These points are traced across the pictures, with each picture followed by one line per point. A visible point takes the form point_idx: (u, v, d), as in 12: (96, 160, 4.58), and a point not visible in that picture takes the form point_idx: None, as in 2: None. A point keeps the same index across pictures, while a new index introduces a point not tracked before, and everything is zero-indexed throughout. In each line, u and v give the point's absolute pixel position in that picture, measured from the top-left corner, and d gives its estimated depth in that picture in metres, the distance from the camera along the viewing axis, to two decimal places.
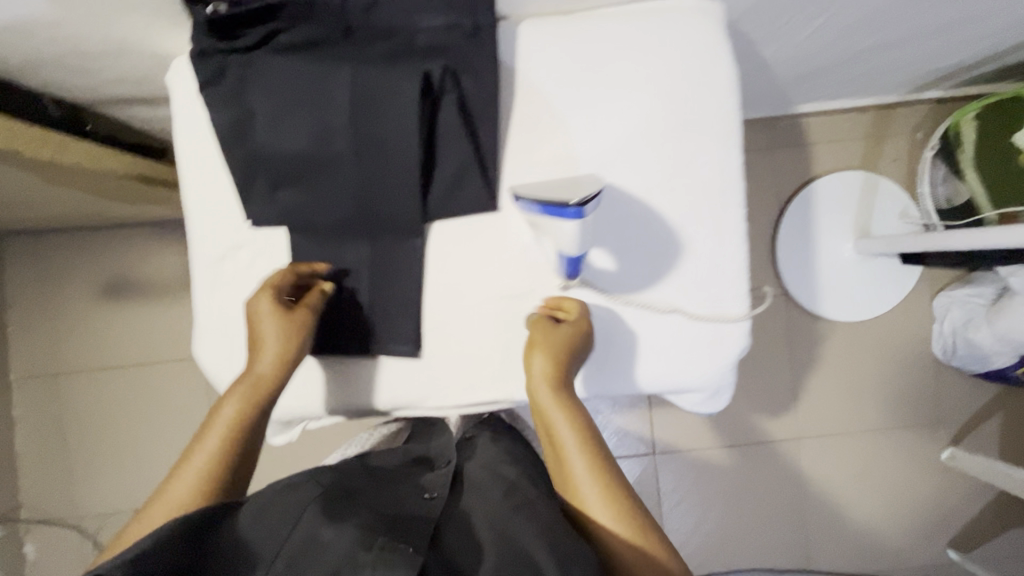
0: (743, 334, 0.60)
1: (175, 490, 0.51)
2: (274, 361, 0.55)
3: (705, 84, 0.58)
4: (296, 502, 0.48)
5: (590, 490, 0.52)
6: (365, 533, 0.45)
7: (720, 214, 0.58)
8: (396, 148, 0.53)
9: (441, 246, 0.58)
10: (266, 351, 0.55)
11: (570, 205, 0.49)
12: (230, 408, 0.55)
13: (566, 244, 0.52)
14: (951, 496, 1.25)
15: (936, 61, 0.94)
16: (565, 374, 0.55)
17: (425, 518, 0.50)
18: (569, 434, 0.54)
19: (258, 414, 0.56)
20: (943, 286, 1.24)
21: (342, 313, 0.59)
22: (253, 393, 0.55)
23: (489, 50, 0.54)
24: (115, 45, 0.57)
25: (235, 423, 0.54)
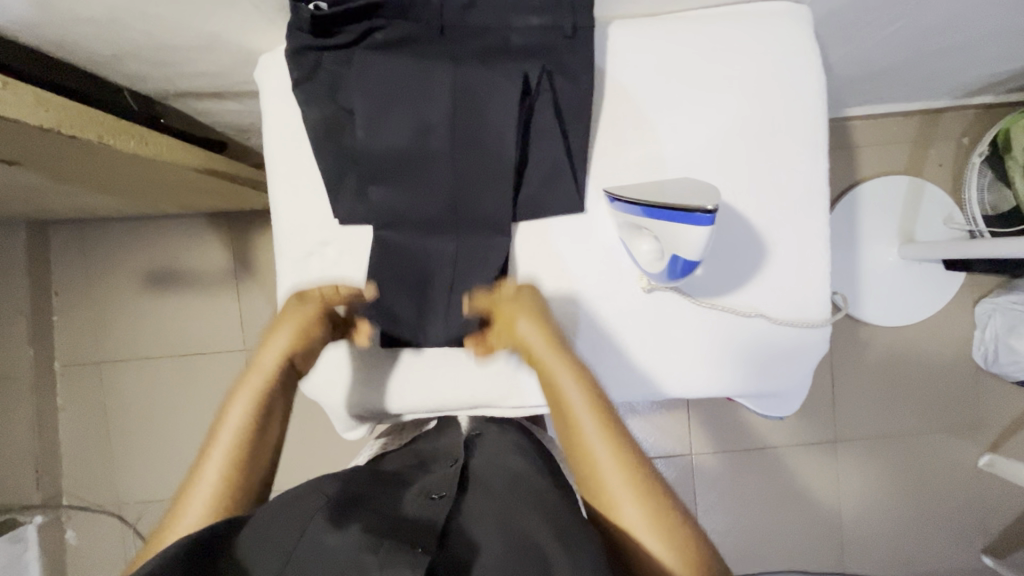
0: (822, 338, 0.60)
1: (187, 513, 0.49)
2: (285, 347, 0.56)
3: (795, 86, 0.58)
4: (300, 512, 0.48)
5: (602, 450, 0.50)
6: (372, 535, 0.45)
7: (806, 217, 0.59)
8: (492, 147, 0.55)
9: (527, 246, 0.59)
10: (278, 338, 0.56)
11: (707, 211, 0.48)
12: (237, 412, 0.53)
13: (685, 249, 0.51)
14: (987, 502, 1.26)
15: (996, 64, 0.94)
16: (559, 338, 0.55)
17: (432, 521, 0.49)
18: (576, 394, 0.52)
19: (267, 413, 0.54)
20: (985, 293, 1.24)
21: (424, 311, 0.59)
22: (263, 386, 0.55)
23: (585, 51, 0.54)
24: (203, 41, 0.57)
25: (244, 426, 0.52)
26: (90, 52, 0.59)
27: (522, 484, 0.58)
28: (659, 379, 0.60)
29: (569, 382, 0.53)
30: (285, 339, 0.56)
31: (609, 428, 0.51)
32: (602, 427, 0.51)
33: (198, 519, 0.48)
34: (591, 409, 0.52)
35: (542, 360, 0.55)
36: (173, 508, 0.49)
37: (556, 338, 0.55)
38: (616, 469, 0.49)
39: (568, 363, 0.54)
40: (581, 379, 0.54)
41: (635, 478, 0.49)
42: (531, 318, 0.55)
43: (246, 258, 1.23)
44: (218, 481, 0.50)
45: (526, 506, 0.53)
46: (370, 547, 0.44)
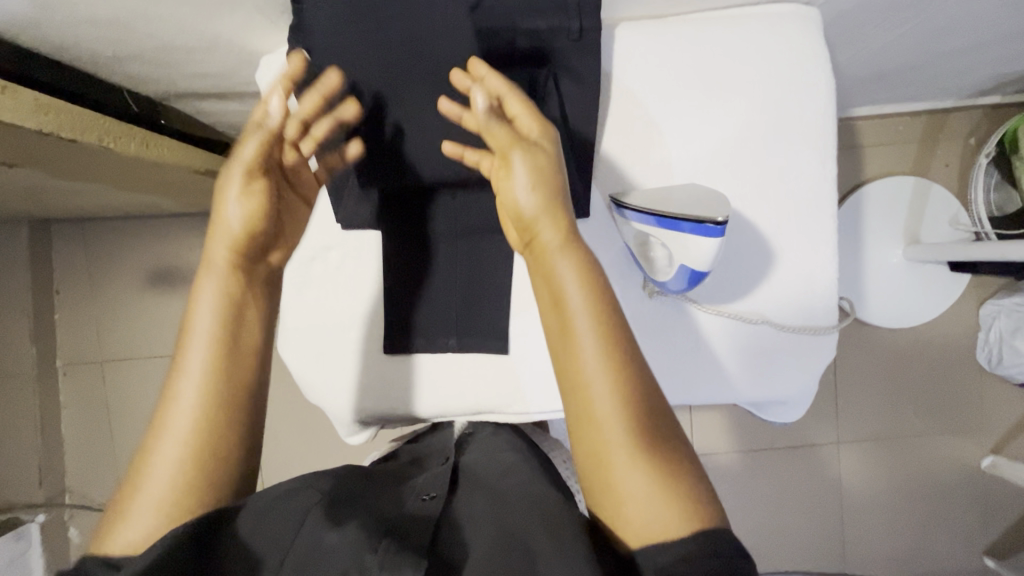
0: (830, 347, 0.59)
1: (176, 422, 0.43)
2: (247, 210, 0.46)
3: (804, 89, 0.57)
4: (297, 506, 0.46)
5: (600, 380, 0.41)
6: (371, 533, 0.43)
7: (814, 224, 0.58)
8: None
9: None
10: (231, 200, 0.46)
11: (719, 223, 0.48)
12: (208, 304, 0.45)
13: (696, 260, 0.50)
14: (990, 504, 1.26)
15: (1005, 65, 0.93)
16: (564, 214, 0.45)
17: (425, 518, 0.47)
18: (580, 300, 0.43)
19: (247, 302, 0.47)
20: (990, 295, 1.23)
21: (430, 316, 0.60)
22: (234, 272, 0.46)
23: (592, 54, 0.54)
24: (204, 42, 0.56)
25: (222, 318, 0.45)
26: (90, 53, 0.58)
27: (515, 478, 0.55)
28: (665, 385, 0.60)
29: (569, 272, 0.44)
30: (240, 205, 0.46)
31: (609, 334, 0.42)
32: (606, 347, 0.42)
33: (193, 432, 0.43)
34: (591, 319, 0.42)
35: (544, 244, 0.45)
36: (160, 422, 0.43)
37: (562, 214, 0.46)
38: (609, 384, 0.41)
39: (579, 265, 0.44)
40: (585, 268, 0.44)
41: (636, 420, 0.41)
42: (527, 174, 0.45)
43: None
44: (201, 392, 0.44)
45: (517, 502, 0.50)
46: (369, 547, 0.42)
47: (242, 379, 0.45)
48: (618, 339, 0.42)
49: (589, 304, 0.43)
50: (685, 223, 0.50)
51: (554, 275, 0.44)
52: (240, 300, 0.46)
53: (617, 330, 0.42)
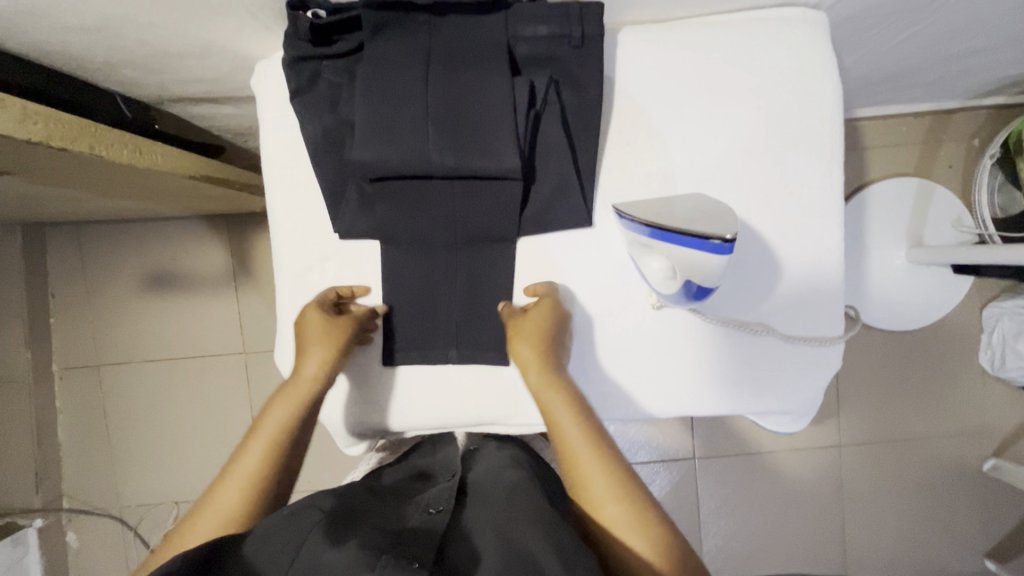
0: (835, 355, 0.59)
1: (220, 503, 0.51)
2: (319, 372, 0.54)
3: (810, 96, 0.56)
4: (296, 530, 0.47)
5: (595, 478, 0.51)
6: (368, 550, 0.44)
7: (820, 233, 0.57)
8: (495, 158, 0.51)
9: (536, 261, 0.58)
10: (309, 361, 0.54)
11: (723, 240, 0.46)
12: (277, 415, 0.54)
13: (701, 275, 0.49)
14: (992, 506, 1.25)
15: (1012, 66, 0.92)
16: (560, 366, 0.54)
17: (431, 533, 0.49)
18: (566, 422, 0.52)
19: (304, 422, 0.55)
20: (992, 297, 1.22)
21: (431, 327, 0.59)
22: (298, 403, 0.54)
23: (593, 61, 0.53)
24: (199, 48, 0.55)
25: (281, 430, 0.53)
26: (81, 59, 0.56)
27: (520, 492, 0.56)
28: (670, 398, 0.59)
29: (564, 414, 0.53)
30: (315, 364, 0.54)
31: (602, 455, 0.52)
32: (593, 451, 0.52)
33: (232, 504, 0.50)
34: (580, 433, 0.52)
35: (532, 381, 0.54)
36: (216, 484, 0.52)
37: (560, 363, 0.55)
38: (610, 494, 0.51)
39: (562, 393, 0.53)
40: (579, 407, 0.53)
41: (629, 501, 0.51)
42: (533, 344, 0.53)
43: (244, 260, 1.21)
44: (246, 486, 0.51)
45: (522, 510, 0.52)
46: (366, 563, 0.42)
47: (284, 480, 0.53)
48: (609, 458, 0.52)
49: (583, 436, 0.52)
50: (688, 241, 0.48)
51: (552, 416, 0.53)
52: (296, 424, 0.54)
53: (610, 452, 0.52)
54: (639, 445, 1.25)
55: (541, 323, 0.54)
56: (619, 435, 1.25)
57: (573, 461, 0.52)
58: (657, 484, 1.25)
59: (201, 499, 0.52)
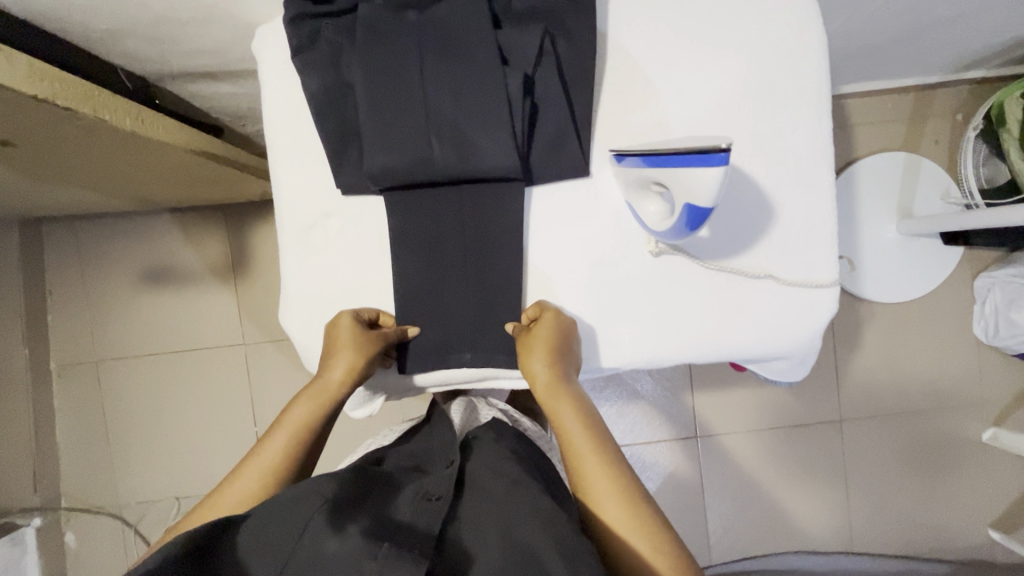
0: (833, 298, 0.60)
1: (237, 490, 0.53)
2: (344, 377, 0.55)
3: (796, 46, 0.57)
4: (300, 514, 0.47)
5: (600, 481, 0.53)
6: (372, 539, 0.45)
7: (812, 176, 0.58)
8: (491, 146, 0.53)
9: (538, 272, 0.59)
10: (337, 364, 0.55)
11: (723, 149, 0.44)
12: (299, 412, 0.56)
13: (700, 194, 0.47)
14: (992, 475, 1.26)
15: (991, 36, 0.94)
16: (570, 376, 0.56)
17: (429, 527, 0.49)
18: (574, 426, 0.55)
19: (324, 422, 0.57)
20: (983, 268, 1.24)
21: (445, 321, 0.58)
22: (323, 404, 0.56)
23: (586, 14, 0.54)
24: (201, 14, 0.56)
25: (303, 428, 0.56)
26: (84, 26, 0.57)
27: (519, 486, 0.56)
28: (670, 344, 0.59)
29: (570, 417, 0.55)
30: (341, 370, 0.55)
31: (608, 460, 0.54)
32: (597, 455, 0.54)
33: (250, 492, 0.53)
34: (586, 437, 0.55)
35: (541, 390, 0.56)
36: (238, 467, 0.54)
37: (571, 373, 0.57)
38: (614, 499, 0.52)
39: (569, 400, 0.55)
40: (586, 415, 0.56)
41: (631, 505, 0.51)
42: (546, 354, 0.55)
43: (243, 251, 1.22)
44: (263, 477, 0.53)
45: (524, 506, 0.52)
46: (370, 551, 0.43)
47: (300, 471, 0.56)
48: (615, 464, 0.53)
49: (588, 440, 0.55)
50: (683, 157, 0.47)
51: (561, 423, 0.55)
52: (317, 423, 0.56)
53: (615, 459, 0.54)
54: (641, 425, 1.25)
55: (552, 332, 0.56)
56: (621, 416, 1.25)
57: (580, 465, 0.54)
58: (659, 464, 1.25)
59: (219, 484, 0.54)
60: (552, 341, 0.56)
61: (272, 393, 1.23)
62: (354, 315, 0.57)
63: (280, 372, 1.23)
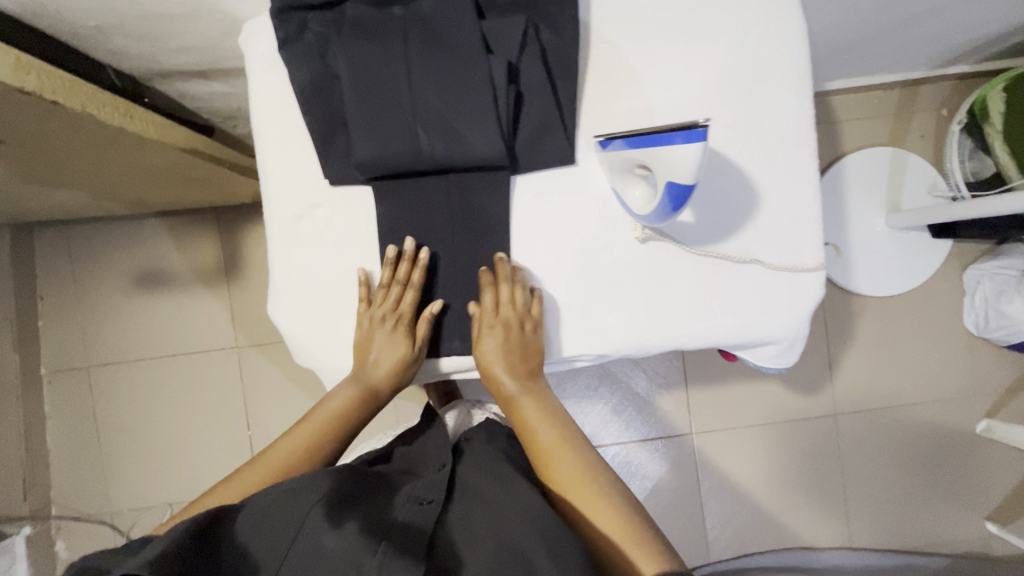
0: (820, 282, 0.60)
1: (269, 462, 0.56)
2: (383, 380, 0.58)
3: (776, 36, 0.58)
4: (297, 508, 0.47)
5: (562, 469, 0.55)
6: (370, 535, 0.45)
7: (795, 162, 0.59)
8: (476, 134, 0.54)
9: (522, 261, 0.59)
10: (377, 366, 0.57)
11: (700, 124, 0.46)
12: (338, 401, 0.59)
13: (680, 171, 0.48)
14: (988, 467, 1.26)
15: (972, 30, 0.96)
16: (527, 379, 0.59)
17: (423, 527, 0.49)
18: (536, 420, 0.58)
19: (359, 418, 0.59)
20: (972, 261, 1.25)
21: (434, 311, 0.59)
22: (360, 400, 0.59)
23: (569, 3, 0.55)
24: (189, 10, 0.57)
25: (338, 419, 0.58)
26: (73, 22, 0.58)
27: (512, 485, 0.56)
28: (658, 329, 0.59)
29: (533, 413, 0.59)
30: (380, 372, 0.57)
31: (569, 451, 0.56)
32: (558, 446, 0.56)
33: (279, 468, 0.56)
34: (547, 428, 0.58)
35: (502, 388, 0.59)
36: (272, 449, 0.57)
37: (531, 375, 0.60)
38: (576, 484, 0.54)
39: (530, 395, 0.59)
40: (546, 415, 0.59)
41: (592, 488, 0.54)
42: (498, 360, 0.57)
43: (235, 254, 1.22)
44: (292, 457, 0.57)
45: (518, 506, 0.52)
46: (368, 548, 0.43)
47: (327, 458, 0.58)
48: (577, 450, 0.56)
49: (549, 432, 0.58)
50: (676, 134, 0.47)
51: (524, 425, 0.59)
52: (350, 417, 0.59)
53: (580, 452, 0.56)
54: (636, 423, 1.25)
55: (506, 334, 0.57)
56: (616, 414, 1.25)
57: (543, 459, 0.56)
58: (656, 462, 1.25)
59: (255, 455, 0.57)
60: (511, 336, 0.57)
61: (266, 396, 1.22)
62: (409, 302, 0.57)
63: (273, 374, 1.22)
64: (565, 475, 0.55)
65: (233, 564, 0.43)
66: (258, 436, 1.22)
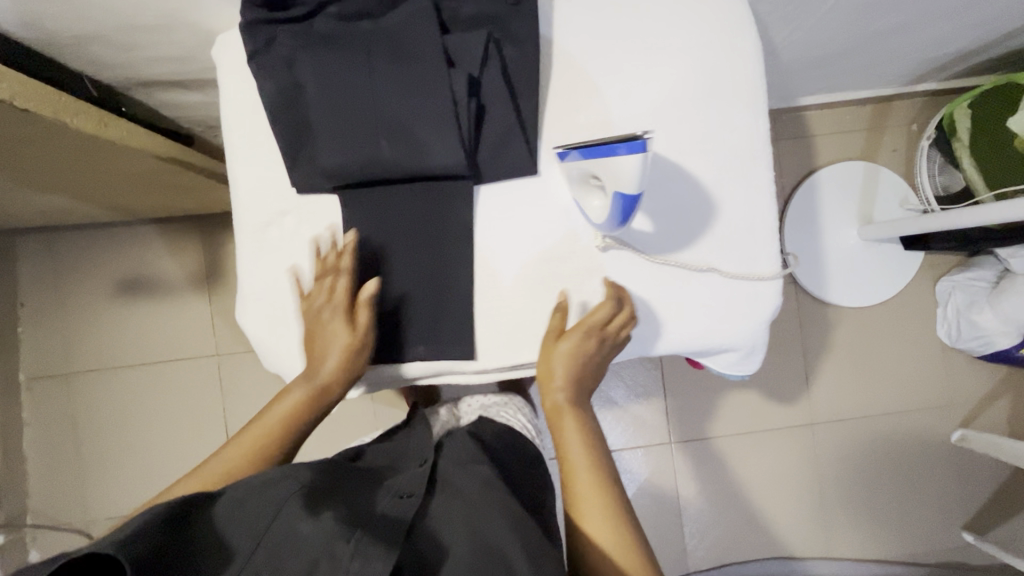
0: (776, 291, 0.62)
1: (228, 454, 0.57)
2: (330, 376, 0.56)
3: (732, 54, 0.60)
4: (275, 497, 0.48)
5: (588, 492, 0.56)
6: (345, 524, 0.45)
7: (751, 175, 0.61)
8: (436, 145, 0.55)
9: (486, 269, 0.60)
10: (327, 360, 0.57)
11: (638, 135, 0.47)
12: (292, 397, 0.58)
13: (625, 181, 0.50)
14: (963, 476, 1.28)
15: (937, 48, 0.98)
16: (582, 395, 0.61)
17: (399, 517, 0.49)
18: (575, 439, 0.59)
19: (313, 411, 0.59)
20: (944, 272, 1.28)
21: (396, 316, 0.60)
22: (312, 395, 0.58)
23: (530, 20, 0.57)
24: (162, 21, 0.58)
25: (293, 414, 0.58)
26: (48, 32, 0.59)
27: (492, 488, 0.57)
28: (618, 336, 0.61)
29: (573, 432, 0.60)
30: (330, 366, 0.57)
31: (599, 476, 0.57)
32: (592, 469, 0.57)
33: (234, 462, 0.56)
34: (585, 451, 0.58)
35: (552, 402, 0.61)
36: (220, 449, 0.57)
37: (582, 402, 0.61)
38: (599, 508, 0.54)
39: (577, 415, 0.60)
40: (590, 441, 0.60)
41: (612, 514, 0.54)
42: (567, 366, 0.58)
43: (217, 262, 1.22)
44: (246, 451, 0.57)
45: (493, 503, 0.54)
46: (343, 536, 0.44)
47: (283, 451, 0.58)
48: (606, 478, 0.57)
49: (586, 454, 0.58)
50: (620, 146, 0.49)
51: (563, 438, 0.60)
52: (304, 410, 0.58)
53: (608, 477, 0.56)
54: (615, 432, 1.26)
55: (580, 342, 0.58)
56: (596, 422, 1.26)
57: (573, 477, 0.57)
58: (635, 470, 1.25)
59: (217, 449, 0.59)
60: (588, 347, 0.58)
61: (246, 402, 1.22)
62: (343, 288, 0.57)
63: (253, 381, 1.23)
64: (591, 498, 0.55)
65: (203, 549, 0.43)
66: None
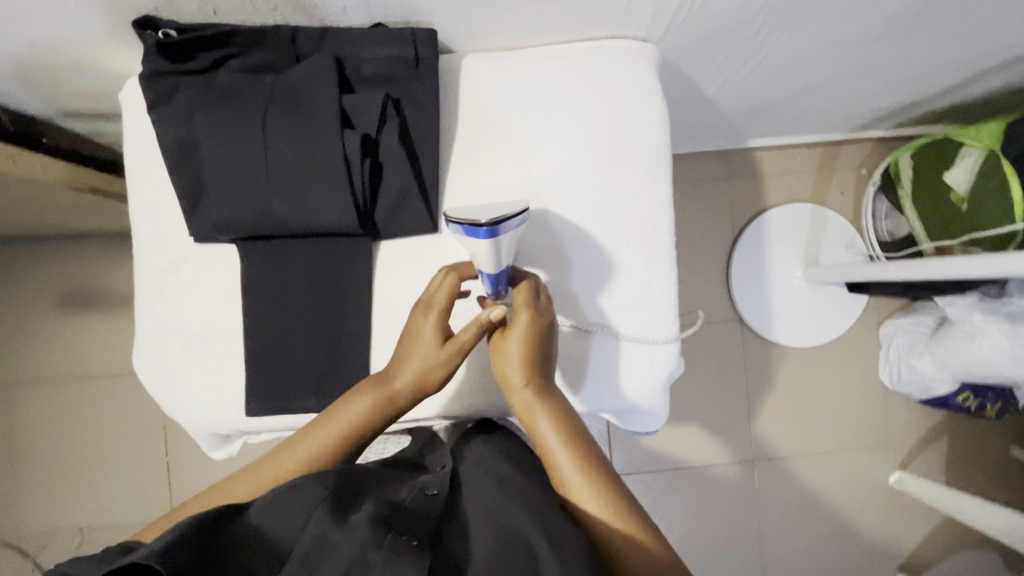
0: (673, 354, 0.62)
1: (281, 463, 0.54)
2: (409, 384, 0.55)
3: (637, 119, 0.61)
4: (301, 503, 0.45)
5: (580, 484, 0.52)
6: (377, 527, 0.42)
7: (651, 240, 0.62)
8: (331, 201, 0.56)
9: (382, 324, 0.60)
10: (408, 368, 0.55)
11: (482, 225, 0.48)
12: (356, 407, 0.55)
13: (483, 262, 0.52)
14: (901, 517, 1.29)
15: (873, 100, 1.00)
16: (547, 384, 0.56)
17: (426, 516, 0.47)
18: (551, 433, 0.54)
19: (376, 422, 0.55)
20: (888, 315, 1.30)
21: (288, 368, 0.60)
22: (379, 403, 0.55)
23: (429, 83, 0.57)
24: (66, 65, 0.58)
25: (355, 424, 0.54)
26: None
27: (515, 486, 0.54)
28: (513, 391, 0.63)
29: (546, 424, 0.55)
30: (408, 377, 0.55)
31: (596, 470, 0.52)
32: (578, 456, 0.53)
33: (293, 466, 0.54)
34: (565, 442, 0.54)
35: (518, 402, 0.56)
36: (281, 447, 0.55)
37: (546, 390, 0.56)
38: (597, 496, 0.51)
39: (548, 408, 0.55)
40: (565, 429, 0.55)
41: (613, 498, 0.51)
42: (519, 343, 0.54)
43: None
44: (303, 458, 0.54)
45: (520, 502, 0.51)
46: (376, 542, 0.40)
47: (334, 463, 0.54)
48: (602, 467, 0.53)
49: (569, 446, 0.54)
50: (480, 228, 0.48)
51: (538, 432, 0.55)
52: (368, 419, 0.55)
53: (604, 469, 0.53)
54: None
55: (528, 323, 0.55)
56: None
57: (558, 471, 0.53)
58: None
59: (267, 455, 0.55)
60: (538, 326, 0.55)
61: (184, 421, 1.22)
62: (444, 296, 0.55)
63: None
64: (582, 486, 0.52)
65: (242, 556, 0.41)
66: (174, 463, 1.21)
